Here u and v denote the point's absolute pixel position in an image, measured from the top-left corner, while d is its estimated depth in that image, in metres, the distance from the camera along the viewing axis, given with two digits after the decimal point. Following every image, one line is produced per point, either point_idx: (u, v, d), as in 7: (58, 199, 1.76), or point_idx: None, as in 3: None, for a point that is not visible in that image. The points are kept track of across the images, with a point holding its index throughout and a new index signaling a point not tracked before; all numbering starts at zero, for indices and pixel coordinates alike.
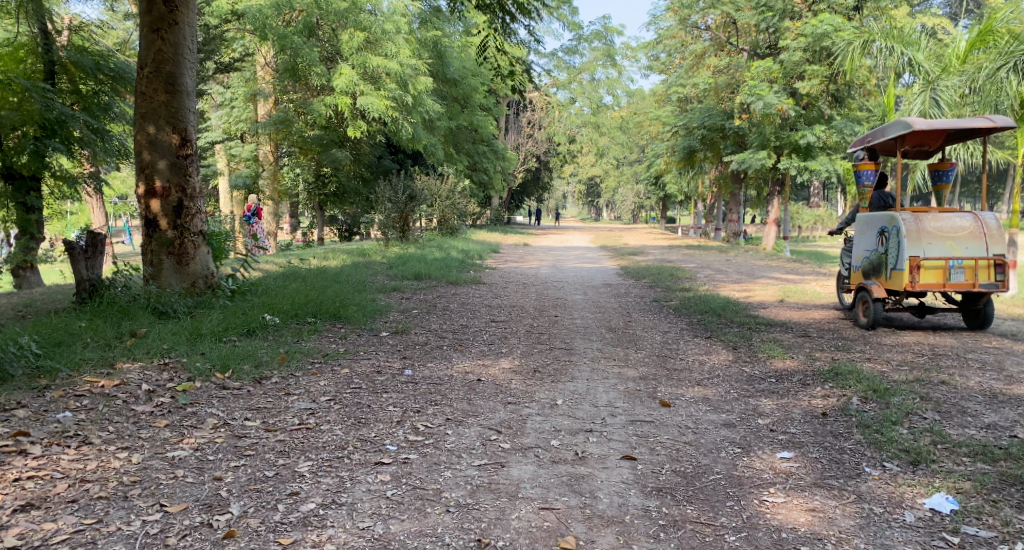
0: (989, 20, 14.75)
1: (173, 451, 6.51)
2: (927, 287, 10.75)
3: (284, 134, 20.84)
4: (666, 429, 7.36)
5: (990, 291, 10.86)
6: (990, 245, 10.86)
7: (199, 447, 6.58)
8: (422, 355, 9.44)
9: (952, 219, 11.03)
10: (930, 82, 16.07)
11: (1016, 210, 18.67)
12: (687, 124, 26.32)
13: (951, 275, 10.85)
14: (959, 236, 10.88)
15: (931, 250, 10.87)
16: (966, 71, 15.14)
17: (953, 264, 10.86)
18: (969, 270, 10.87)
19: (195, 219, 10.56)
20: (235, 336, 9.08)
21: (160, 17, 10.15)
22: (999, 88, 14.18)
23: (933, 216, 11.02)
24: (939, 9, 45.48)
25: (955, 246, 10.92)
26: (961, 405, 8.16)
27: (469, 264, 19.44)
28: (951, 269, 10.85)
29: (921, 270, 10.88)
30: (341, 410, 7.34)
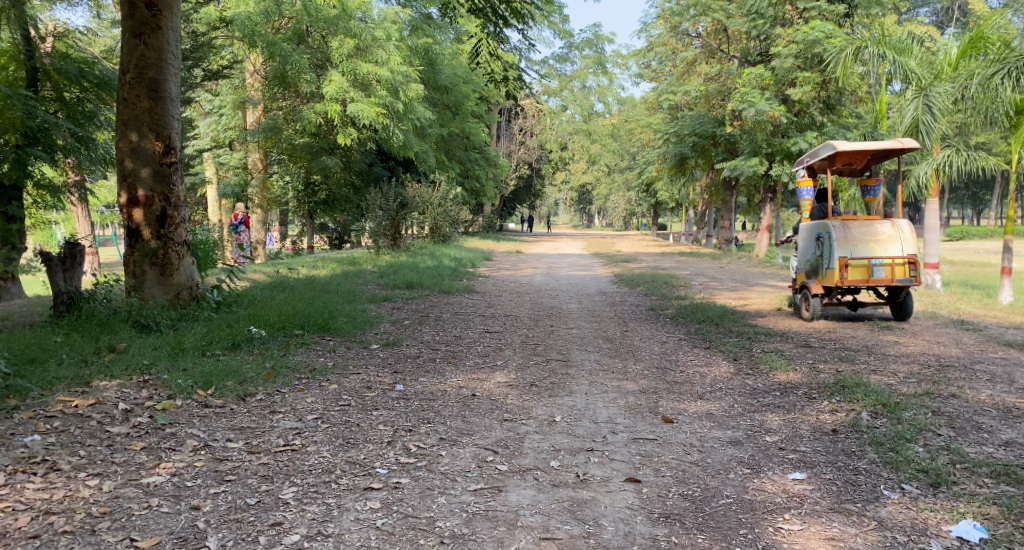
0: (982, 26, 15.03)
1: (148, 477, 6.15)
2: (850, 282, 11.79)
3: (273, 141, 20.49)
4: (670, 447, 7.02)
5: (908, 285, 11.86)
6: (908, 246, 11.92)
7: (176, 473, 6.22)
8: (414, 368, 9.08)
9: (875, 224, 12.16)
10: (922, 89, 15.63)
11: (1011, 217, 18.31)
12: (678, 131, 26.04)
13: (874, 272, 11.90)
14: (880, 238, 11.96)
15: (856, 250, 11.97)
16: (958, 77, 15.12)
17: (875, 263, 11.92)
18: (889, 267, 11.92)
19: (179, 229, 10.19)
20: (219, 350, 8.72)
21: (142, 22, 9.80)
22: (995, 94, 14.05)
23: (859, 222, 12.16)
24: (926, 17, 45.45)
25: (877, 248, 12.01)
26: (974, 420, 7.87)
27: (462, 272, 19.09)
28: (874, 267, 11.89)
29: (847, 268, 11.93)
30: (330, 429, 6.99)
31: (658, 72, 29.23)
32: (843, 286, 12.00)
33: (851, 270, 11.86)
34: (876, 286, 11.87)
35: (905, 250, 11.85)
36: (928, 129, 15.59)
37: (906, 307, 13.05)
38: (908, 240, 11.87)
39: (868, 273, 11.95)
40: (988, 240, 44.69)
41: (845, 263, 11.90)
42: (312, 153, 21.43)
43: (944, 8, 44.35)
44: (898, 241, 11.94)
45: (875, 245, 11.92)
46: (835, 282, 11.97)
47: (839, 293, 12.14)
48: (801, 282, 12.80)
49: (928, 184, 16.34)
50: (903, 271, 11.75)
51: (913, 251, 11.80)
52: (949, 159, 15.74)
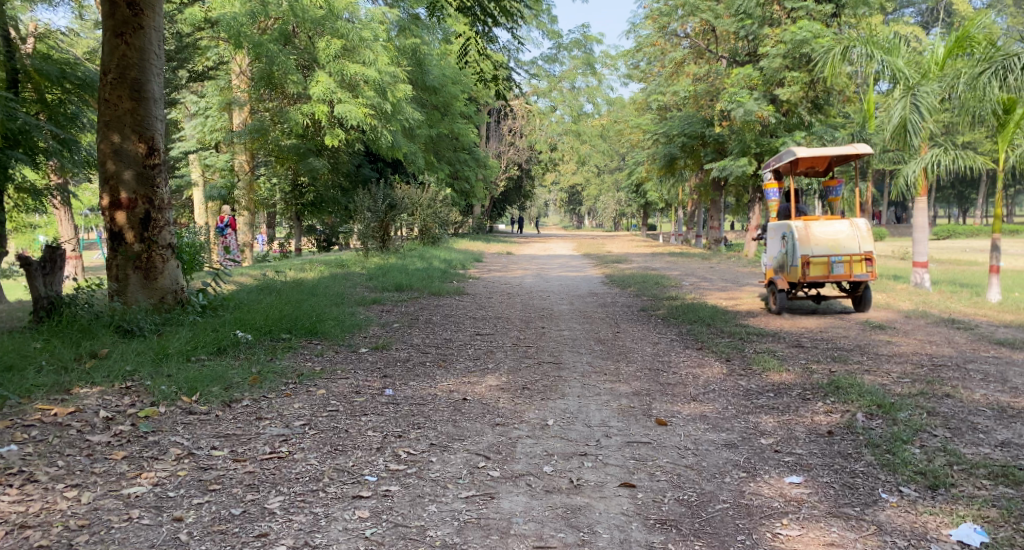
0: (968, 25, 14.99)
1: (129, 487, 6.00)
2: (810, 279, 12.43)
3: (260, 143, 20.29)
4: (664, 451, 6.92)
5: (866, 281, 12.48)
6: (865, 243, 12.54)
7: (158, 483, 6.07)
8: (404, 372, 8.94)
9: (836, 224, 12.80)
10: (910, 88, 15.55)
11: (999, 215, 18.30)
12: (667, 131, 25.97)
13: (834, 268, 12.52)
14: (839, 237, 12.58)
15: (818, 248, 12.60)
16: (946, 77, 15.13)
17: (835, 260, 12.55)
18: (848, 264, 12.53)
19: (163, 232, 10.02)
20: (204, 355, 8.57)
21: (123, 21, 9.65)
22: (983, 93, 14.10)
23: (821, 222, 12.79)
24: (912, 17, 45.53)
25: (836, 246, 12.65)
26: (970, 420, 7.78)
27: (451, 274, 18.94)
28: (833, 263, 12.51)
29: (808, 265, 12.57)
30: (317, 435, 6.85)
31: (647, 72, 29.13)
32: (805, 281, 12.62)
33: (811, 267, 12.49)
34: (835, 281, 12.49)
35: (863, 248, 12.47)
36: (916, 128, 15.57)
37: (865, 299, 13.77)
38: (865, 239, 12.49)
39: (828, 270, 12.58)
40: (975, 239, 44.81)
41: (807, 260, 12.54)
42: (299, 154, 21.19)
43: (930, 8, 44.40)
44: (856, 239, 12.55)
45: (835, 244, 12.54)
46: (798, 278, 12.60)
47: (802, 288, 12.76)
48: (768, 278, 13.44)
49: (916, 184, 16.28)
50: (860, 268, 12.36)
51: (870, 249, 12.42)
52: (936, 157, 15.66)
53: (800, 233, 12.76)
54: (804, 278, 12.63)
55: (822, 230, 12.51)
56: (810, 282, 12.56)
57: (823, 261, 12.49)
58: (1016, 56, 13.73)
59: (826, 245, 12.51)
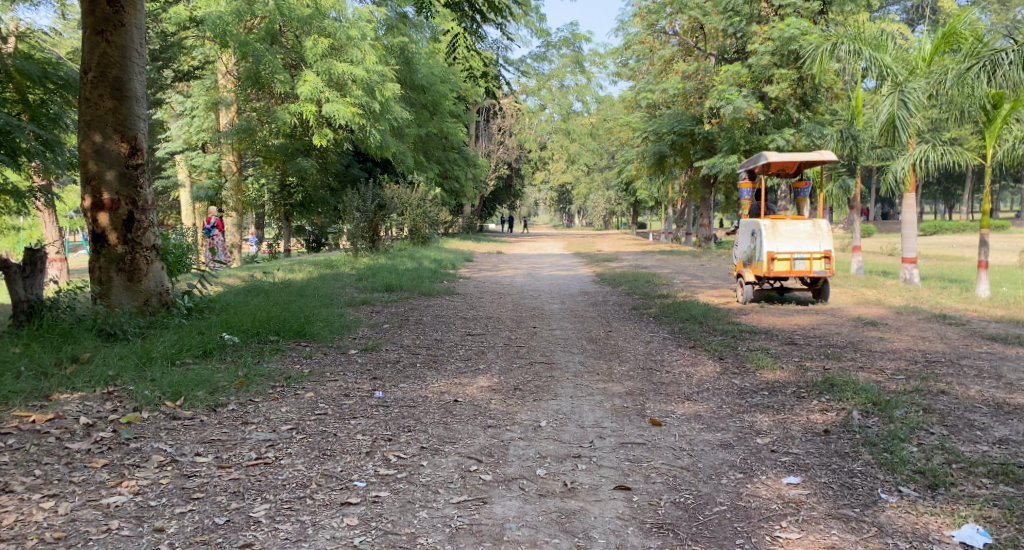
0: (955, 21, 14.84)
1: (108, 497, 5.85)
2: (773, 274, 13.14)
3: (247, 143, 20.06)
4: (659, 452, 6.80)
5: (825, 277, 13.18)
6: (825, 242, 13.26)
7: (139, 491, 5.92)
8: (394, 374, 8.80)
9: (801, 224, 13.52)
10: (898, 84, 15.47)
11: (987, 210, 18.25)
12: (657, 129, 25.87)
13: (795, 265, 13.23)
14: (803, 236, 13.30)
15: (782, 246, 13.29)
16: (934, 73, 15.08)
17: (798, 257, 13.27)
18: (808, 261, 13.23)
19: (147, 233, 9.85)
20: (189, 359, 8.43)
21: (103, 19, 9.47)
22: (973, 88, 13.77)
23: (787, 221, 13.51)
24: (897, 15, 45.60)
25: (799, 244, 13.37)
26: (966, 417, 7.69)
27: (441, 274, 18.81)
28: (795, 260, 13.23)
29: (773, 261, 13.28)
30: (305, 440, 6.70)
31: (636, 71, 29.01)
32: (769, 276, 13.34)
33: (775, 263, 13.21)
34: (796, 277, 13.20)
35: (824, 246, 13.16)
36: (904, 124, 15.51)
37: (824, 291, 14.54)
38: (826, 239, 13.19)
39: (791, 266, 13.28)
40: (963, 234, 44.96)
41: (771, 257, 13.26)
42: (288, 154, 20.96)
43: (915, 5, 44.42)
44: (817, 239, 13.26)
45: (798, 242, 13.26)
46: (762, 273, 13.32)
47: (767, 282, 13.46)
48: (737, 272, 14.16)
49: (904, 179, 16.23)
50: (820, 265, 13.06)
51: (830, 248, 13.12)
52: (925, 153, 15.56)
53: (767, 230, 13.49)
54: (768, 274, 13.35)
55: (787, 229, 13.22)
56: (773, 277, 13.27)
57: (786, 258, 13.20)
58: (1005, 51, 13.28)
59: (789, 243, 13.22)
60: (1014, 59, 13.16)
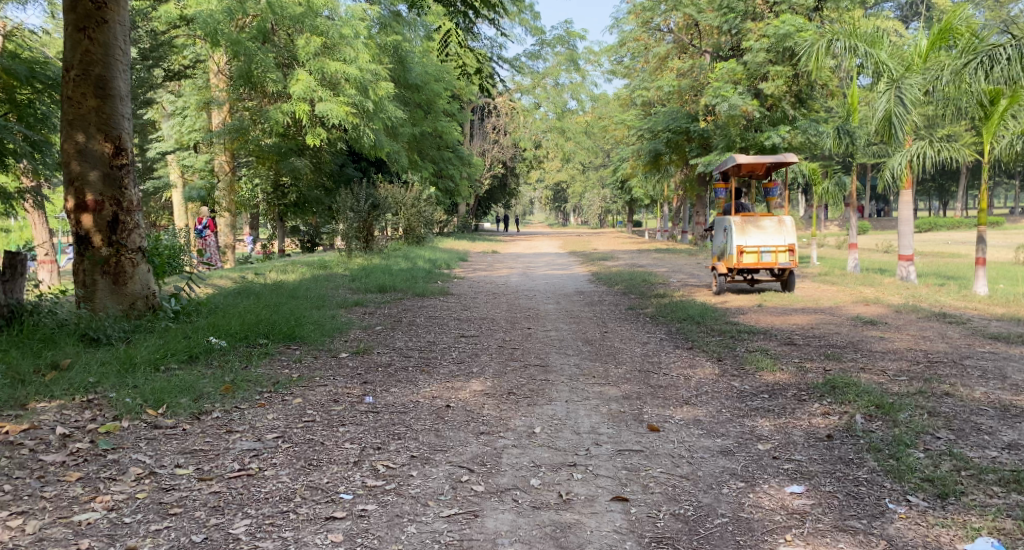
0: (952, 16, 14.61)
1: (80, 514, 5.62)
2: (744, 266, 14.11)
3: (240, 143, 19.80)
4: (658, 460, 6.58)
5: (790, 268, 14.18)
6: (789, 236, 14.27)
7: (113, 507, 5.70)
8: (385, 378, 8.57)
9: (766, 220, 14.53)
10: (895, 80, 15.27)
11: (984, 206, 18.04)
12: (652, 128, 25.29)
13: (763, 258, 14.21)
14: (769, 230, 14.32)
15: (750, 240, 14.27)
16: (930, 69, 14.78)
17: (765, 250, 14.29)
18: (774, 253, 14.23)
19: (133, 235, 9.61)
20: (174, 364, 8.19)
21: (86, 15, 9.23)
22: (971, 84, 13.56)
23: (754, 218, 14.49)
24: (890, 12, 45.55)
25: (766, 237, 14.39)
26: (973, 421, 7.49)
27: (436, 273, 18.58)
28: (763, 253, 14.24)
29: (743, 254, 14.26)
30: (290, 450, 6.47)
31: (630, 69, 28.76)
32: (739, 269, 14.29)
33: (745, 256, 14.18)
34: (763, 269, 14.19)
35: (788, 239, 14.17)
36: (901, 120, 15.35)
37: (791, 282, 15.24)
38: (789, 232, 14.26)
39: (758, 259, 14.27)
40: (958, 231, 44.85)
41: (742, 250, 14.22)
42: (281, 154, 20.72)
43: (908, 3, 44.27)
44: (781, 232, 14.32)
45: (765, 236, 14.27)
46: (733, 265, 14.26)
47: (737, 274, 14.41)
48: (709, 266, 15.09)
49: (901, 176, 15.98)
50: (785, 256, 14.13)
51: (793, 240, 14.20)
52: (921, 149, 15.37)
53: (736, 226, 14.44)
54: (737, 266, 14.31)
55: (756, 225, 14.20)
56: (744, 269, 14.23)
57: (755, 251, 14.20)
58: (1002, 46, 13.12)
59: (757, 238, 14.22)
60: (1012, 54, 13.01)
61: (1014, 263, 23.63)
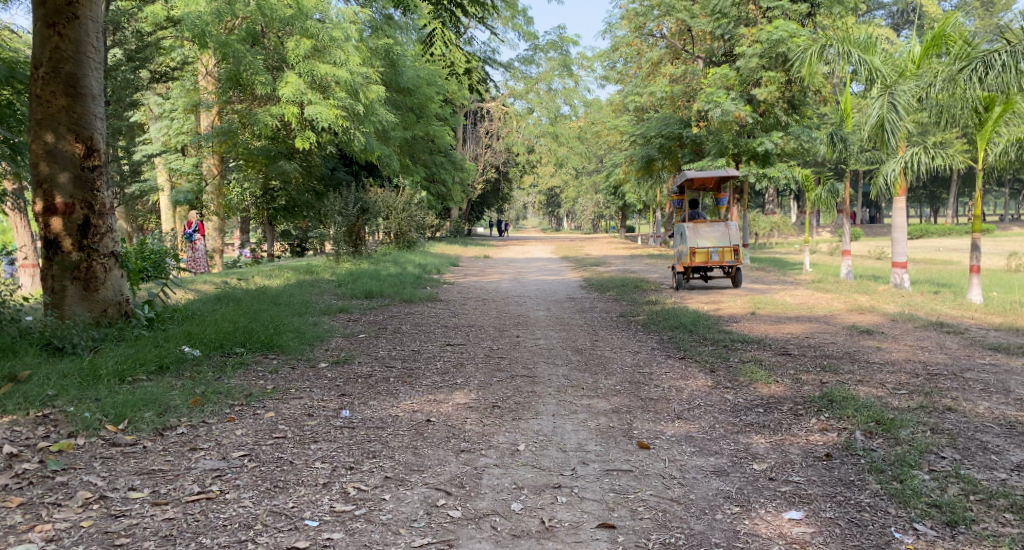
0: (943, 23, 14.35)
1: (17, 545, 5.28)
2: (695, 264, 15.92)
3: (229, 146, 19.38)
4: (648, 480, 6.26)
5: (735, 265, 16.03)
6: (735, 238, 16.08)
7: (53, 538, 5.36)
8: (365, 390, 8.19)
9: (715, 224, 16.25)
10: (888, 87, 15.00)
11: (978, 213, 17.72)
12: (644, 133, 24.85)
13: (712, 256, 16.01)
14: (717, 233, 16.10)
15: (701, 242, 16.03)
16: (923, 76, 14.52)
17: (714, 250, 16.06)
18: (722, 253, 16.04)
19: (105, 239, 9.20)
20: (143, 375, 7.78)
21: (55, 10, 8.84)
22: (965, 90, 13.26)
23: (704, 222, 16.23)
24: (882, 20, 45.32)
25: (714, 240, 16.23)
26: (978, 438, 7.20)
27: (426, 279, 18.20)
28: (713, 253, 16.04)
29: (694, 254, 16.02)
30: (256, 470, 6.13)
31: (623, 74, 28.37)
32: (692, 267, 16.04)
33: (696, 256, 15.98)
34: (712, 267, 16.00)
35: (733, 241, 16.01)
36: (894, 127, 15.04)
37: (739, 278, 16.66)
38: (735, 234, 16.07)
39: (709, 258, 16.04)
40: (949, 238, 44.69)
41: (693, 250, 16.01)
42: (270, 157, 20.31)
43: (899, 10, 43.99)
44: (727, 234, 16.16)
45: (713, 238, 16.04)
46: (687, 264, 16.01)
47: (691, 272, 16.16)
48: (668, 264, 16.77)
49: (894, 183, 15.73)
50: (731, 256, 16.01)
51: (738, 241, 16.01)
52: (917, 156, 15.06)
53: (689, 230, 16.17)
54: (690, 264, 16.06)
55: (707, 229, 16.00)
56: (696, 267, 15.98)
57: (705, 251, 15.99)
58: (996, 52, 12.83)
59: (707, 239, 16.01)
60: (1006, 59, 12.72)
61: (1010, 270, 23.33)
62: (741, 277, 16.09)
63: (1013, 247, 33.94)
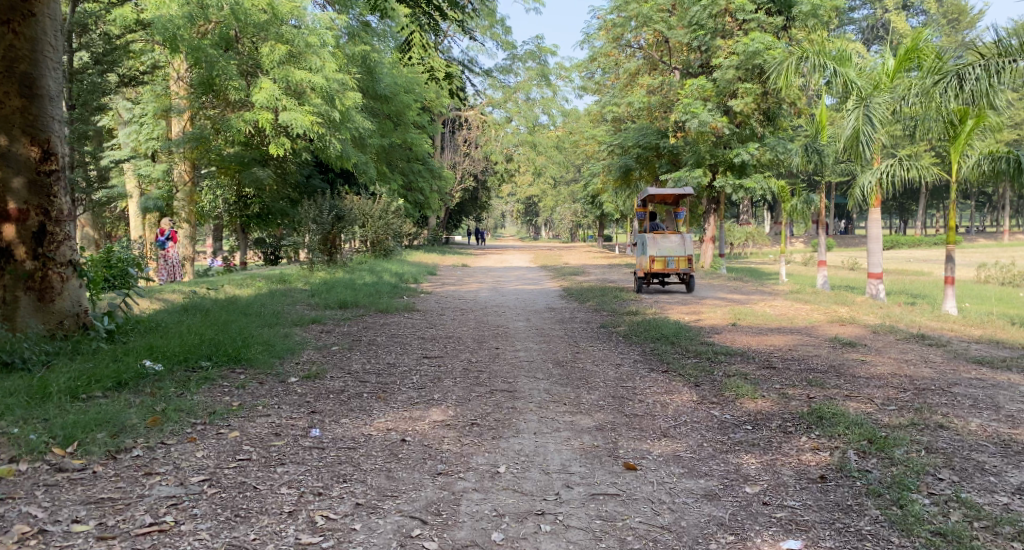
0: (915, 38, 14.33)
1: None
2: (654, 271, 16.63)
3: (201, 152, 18.85)
4: (636, 506, 6.03)
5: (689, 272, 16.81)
6: (690, 248, 16.90)
7: None
8: (337, 407, 7.77)
9: (672, 236, 17.05)
10: (863, 99, 14.80)
11: (953, 225, 17.58)
12: (622, 143, 24.57)
13: (668, 264, 16.80)
14: (674, 243, 16.88)
15: (658, 250, 16.83)
16: (897, 88, 14.38)
17: (670, 259, 16.86)
18: (677, 261, 16.85)
19: (62, 247, 8.73)
20: (99, 393, 7.33)
21: (11, 7, 8.38)
22: (939, 103, 13.05)
23: (662, 233, 17.04)
24: (853, 35, 45.35)
25: (670, 250, 17.01)
26: (974, 459, 6.92)
27: (402, 288, 17.81)
28: (669, 261, 16.81)
29: (653, 261, 16.76)
30: (215, 497, 5.83)
31: (601, 85, 28.14)
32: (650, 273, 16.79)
33: (655, 263, 16.72)
34: (668, 274, 16.76)
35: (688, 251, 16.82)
36: (868, 139, 14.80)
37: (693, 283, 17.13)
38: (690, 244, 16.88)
39: (665, 266, 16.81)
40: (920, 249, 44.80)
41: (652, 257, 16.77)
42: (243, 164, 19.80)
43: (870, 26, 44.06)
44: (684, 245, 16.96)
45: (670, 248, 16.85)
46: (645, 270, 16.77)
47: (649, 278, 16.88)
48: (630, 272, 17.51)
49: (870, 195, 15.51)
50: (685, 264, 16.76)
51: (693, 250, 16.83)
52: (892, 169, 14.87)
53: (648, 240, 16.96)
54: (649, 271, 16.81)
55: (664, 238, 16.80)
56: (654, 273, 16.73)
57: (663, 259, 16.74)
58: (970, 65, 12.56)
59: (665, 248, 16.78)
60: (980, 73, 12.43)
61: (985, 280, 23.28)
62: (694, 284, 16.77)
63: (984, 259, 34.00)
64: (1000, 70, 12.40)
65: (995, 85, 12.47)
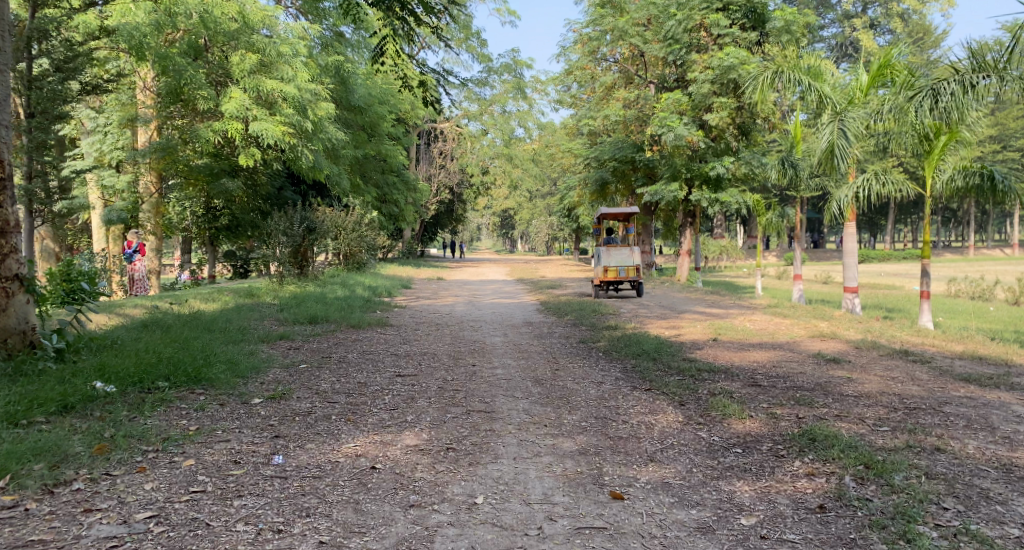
0: (888, 53, 14.03)
1: None
2: (606, 280, 16.86)
3: (168, 163, 18.12)
4: (625, 542, 5.81)
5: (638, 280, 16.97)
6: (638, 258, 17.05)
7: None
8: (302, 431, 7.27)
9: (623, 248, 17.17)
10: (838, 113, 14.39)
11: (928, 240, 17.29)
12: (598, 156, 24.15)
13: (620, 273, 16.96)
14: (624, 254, 17.02)
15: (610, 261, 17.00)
16: (870, 104, 14.14)
17: (621, 270, 17.00)
18: (627, 271, 17.01)
19: (8, 260, 8.19)
20: (42, 419, 6.88)
21: None
22: (913, 118, 12.76)
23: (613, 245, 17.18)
24: (823, 51, 45.28)
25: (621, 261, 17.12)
26: (976, 485, 6.55)
27: (375, 302, 17.30)
28: (621, 271, 16.96)
29: (605, 271, 16.95)
30: (162, 537, 5.58)
31: (576, 98, 27.85)
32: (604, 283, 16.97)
33: (607, 273, 16.94)
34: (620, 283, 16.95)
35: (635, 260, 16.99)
36: (843, 154, 14.34)
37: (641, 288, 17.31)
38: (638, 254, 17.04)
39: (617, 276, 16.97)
40: (890, 263, 44.75)
41: (604, 267, 17.00)
42: (212, 175, 19.12)
43: (839, 44, 44.06)
44: (633, 255, 17.09)
45: (619, 259, 17.00)
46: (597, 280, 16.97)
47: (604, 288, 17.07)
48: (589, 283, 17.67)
49: (846, 209, 15.19)
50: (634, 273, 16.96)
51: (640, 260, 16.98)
52: (869, 184, 14.57)
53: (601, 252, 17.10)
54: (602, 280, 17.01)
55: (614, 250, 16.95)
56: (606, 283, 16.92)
57: (615, 268, 16.97)
58: (945, 81, 12.29)
59: (617, 258, 17.00)
60: (954, 89, 12.16)
61: (959, 294, 23.12)
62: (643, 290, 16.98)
63: (958, 272, 33.98)
64: (971, 86, 12.10)
65: (969, 102, 12.21)
